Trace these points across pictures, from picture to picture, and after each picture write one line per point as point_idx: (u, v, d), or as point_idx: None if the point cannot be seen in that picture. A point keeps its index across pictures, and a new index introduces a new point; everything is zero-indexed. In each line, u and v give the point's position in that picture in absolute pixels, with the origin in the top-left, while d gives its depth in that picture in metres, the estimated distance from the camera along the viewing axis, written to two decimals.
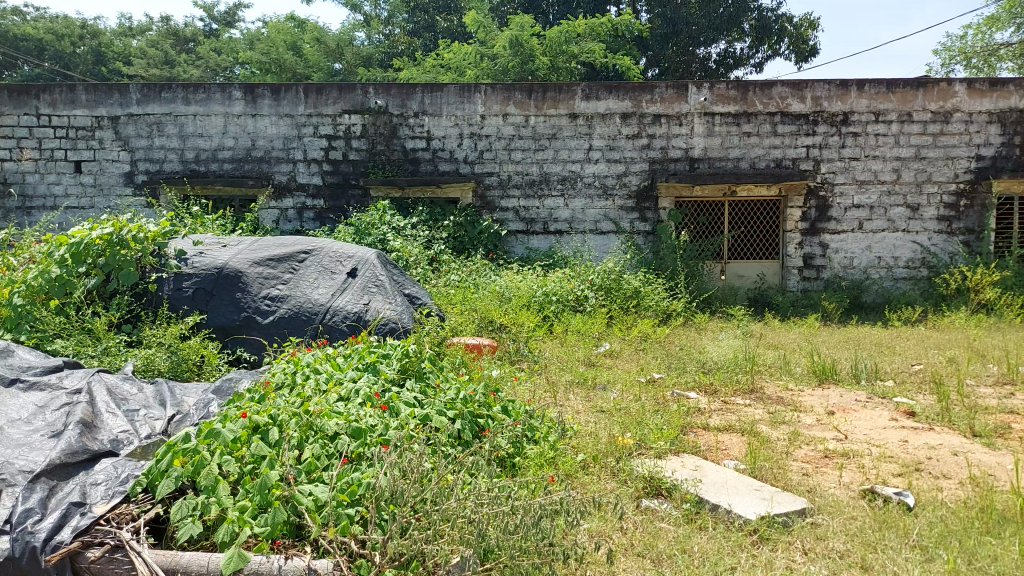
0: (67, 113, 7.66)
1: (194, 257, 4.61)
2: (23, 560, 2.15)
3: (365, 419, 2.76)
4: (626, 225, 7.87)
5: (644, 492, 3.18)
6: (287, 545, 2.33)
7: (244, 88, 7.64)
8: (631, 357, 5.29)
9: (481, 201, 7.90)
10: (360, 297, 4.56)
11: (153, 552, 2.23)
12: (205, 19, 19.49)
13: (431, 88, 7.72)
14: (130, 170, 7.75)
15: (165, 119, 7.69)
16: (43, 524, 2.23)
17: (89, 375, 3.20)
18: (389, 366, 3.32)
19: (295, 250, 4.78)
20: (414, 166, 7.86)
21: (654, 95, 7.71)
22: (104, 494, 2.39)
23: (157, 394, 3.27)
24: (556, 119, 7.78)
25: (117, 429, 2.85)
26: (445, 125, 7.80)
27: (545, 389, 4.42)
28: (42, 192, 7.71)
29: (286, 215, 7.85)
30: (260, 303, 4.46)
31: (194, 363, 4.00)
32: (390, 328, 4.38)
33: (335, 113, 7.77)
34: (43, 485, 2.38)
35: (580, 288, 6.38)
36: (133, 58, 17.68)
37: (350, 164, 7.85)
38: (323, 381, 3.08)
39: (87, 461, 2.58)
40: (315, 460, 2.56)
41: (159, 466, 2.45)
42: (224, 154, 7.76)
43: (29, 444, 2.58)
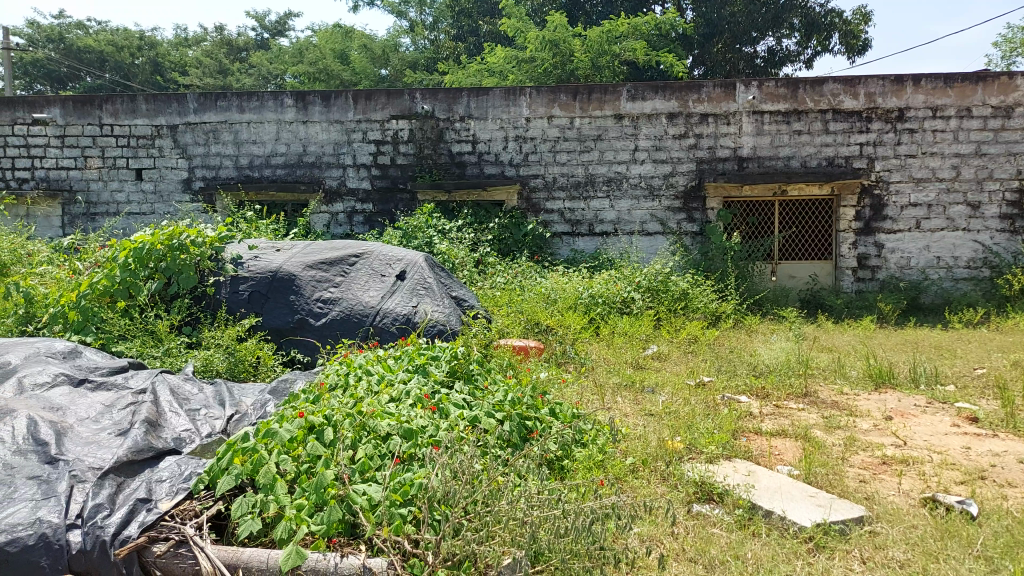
0: (128, 123, 7.95)
1: (249, 261, 4.73)
2: (94, 553, 2.22)
3: (416, 420, 2.80)
4: (673, 226, 7.78)
5: (695, 496, 3.14)
6: (342, 544, 2.37)
7: (295, 96, 7.81)
8: (680, 359, 5.22)
9: (526, 203, 7.91)
10: (408, 299, 4.63)
11: (215, 548, 2.30)
12: (256, 28, 20.07)
13: (477, 92, 7.76)
14: (187, 177, 8.00)
15: (221, 127, 7.92)
16: (112, 519, 2.31)
17: (153, 375, 3.32)
18: (438, 368, 3.36)
19: (346, 253, 4.87)
20: (460, 170, 7.93)
21: (701, 94, 7.60)
22: (168, 491, 2.48)
23: (216, 394, 3.37)
24: (602, 121, 7.75)
25: (179, 428, 2.95)
26: (491, 128, 7.84)
27: (593, 392, 4.40)
28: (105, 199, 8.01)
29: (336, 219, 8.00)
30: (313, 305, 4.55)
31: (251, 364, 4.10)
32: (438, 330, 4.45)
33: (384, 118, 7.88)
34: (111, 482, 2.47)
35: (627, 290, 6.31)
36: (189, 68, 18.30)
37: (398, 168, 7.95)
38: (375, 382, 3.14)
39: (152, 459, 2.66)
40: (369, 460, 2.59)
41: (219, 464, 2.53)
42: (277, 161, 7.95)
43: (98, 442, 2.68)
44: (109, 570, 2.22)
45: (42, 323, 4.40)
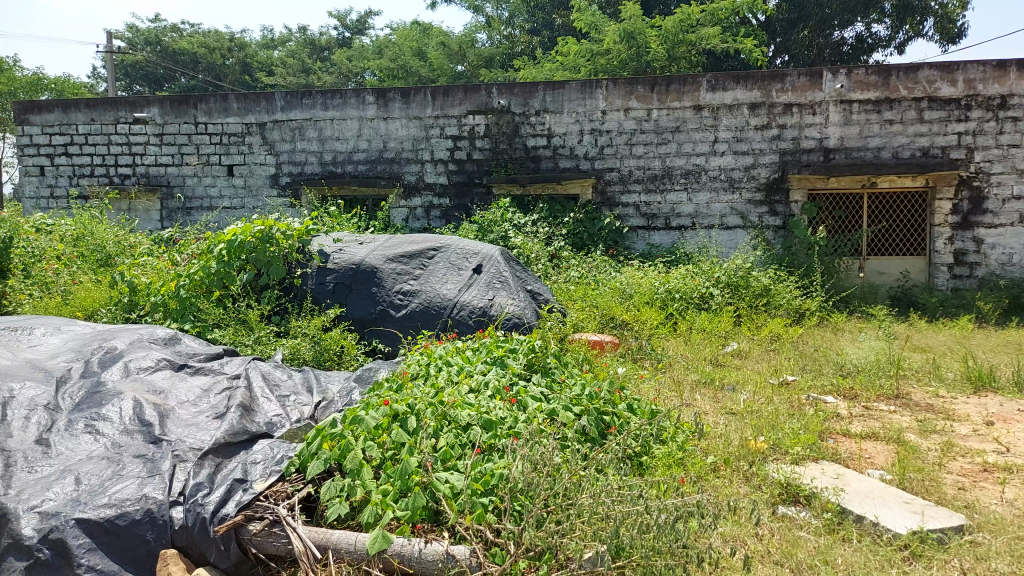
0: (220, 122, 8.31)
1: (334, 253, 4.86)
2: (195, 529, 2.34)
3: (495, 412, 2.82)
4: (754, 220, 7.56)
5: (780, 498, 3.04)
6: (426, 530, 2.41)
7: (376, 93, 7.98)
8: (762, 357, 5.07)
9: (602, 197, 7.84)
10: (485, 292, 4.67)
11: (307, 529, 2.39)
12: (338, 28, 20.69)
13: (553, 86, 7.74)
14: (275, 173, 8.31)
15: (306, 124, 8.19)
16: (211, 497, 2.42)
17: (246, 362, 3.46)
18: (515, 360, 3.37)
19: (425, 246, 4.95)
20: (535, 164, 7.93)
21: (785, 84, 7.34)
22: (262, 473, 2.58)
23: (304, 381, 3.48)
24: (680, 112, 7.59)
25: (271, 412, 3.07)
26: (567, 121, 7.81)
27: (672, 388, 4.30)
28: (200, 194, 8.42)
29: (414, 214, 8.16)
30: (393, 297, 4.65)
31: (335, 353, 4.24)
32: (515, 323, 4.48)
33: (461, 114, 7.96)
34: (211, 462, 2.60)
35: (705, 285, 6.17)
36: (276, 67, 19.03)
37: (474, 163, 8.02)
38: (454, 373, 3.18)
39: (247, 441, 2.78)
40: (450, 449, 2.62)
41: (309, 449, 2.62)
42: (358, 157, 8.16)
43: (197, 424, 2.82)
44: (209, 546, 2.33)
45: (145, 311, 4.66)
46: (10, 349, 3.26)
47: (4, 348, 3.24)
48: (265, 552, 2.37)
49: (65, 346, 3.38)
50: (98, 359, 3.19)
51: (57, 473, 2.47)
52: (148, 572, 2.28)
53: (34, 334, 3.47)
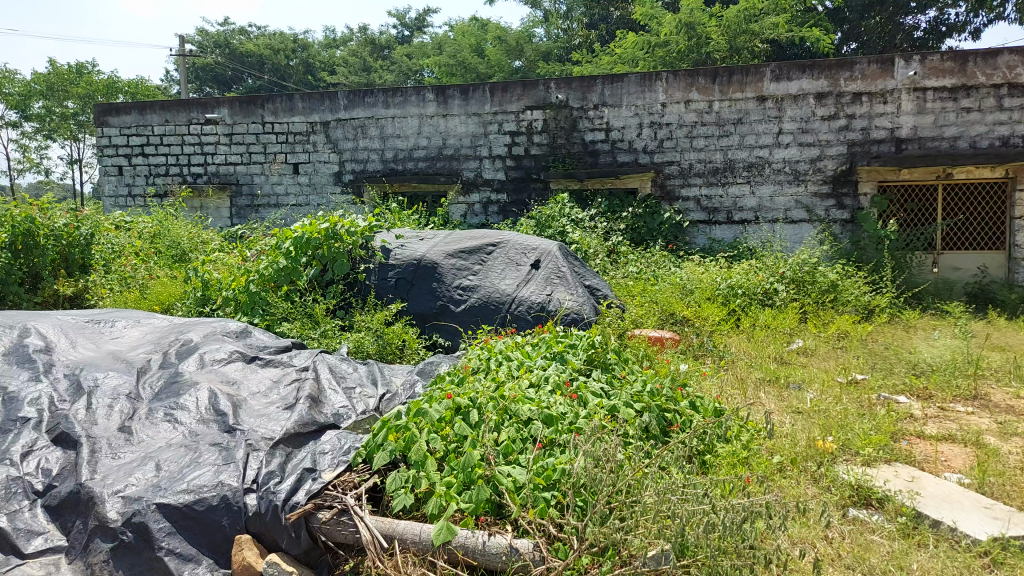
0: (286, 121, 8.54)
1: (396, 249, 4.94)
2: (267, 516, 2.41)
3: (556, 407, 2.82)
4: (821, 213, 7.33)
5: (851, 500, 2.94)
6: (489, 523, 2.42)
7: (436, 90, 8.06)
8: (828, 355, 4.92)
9: (662, 191, 7.73)
10: (543, 288, 4.67)
11: (374, 519, 2.44)
12: (398, 26, 21.00)
13: (612, 79, 7.66)
14: (338, 170, 8.50)
15: (368, 122, 8.34)
16: (282, 486, 2.49)
17: (314, 355, 3.55)
18: (575, 356, 3.35)
19: (484, 242, 4.97)
20: (593, 158, 7.88)
21: (854, 72, 7.08)
22: (330, 463, 2.64)
23: (369, 374, 3.55)
24: (743, 104, 7.41)
25: (338, 404, 3.15)
26: (625, 115, 7.72)
27: (735, 386, 4.21)
28: (267, 191, 8.68)
29: (473, 210, 8.22)
30: (453, 292, 4.70)
31: (397, 347, 4.32)
32: (573, 319, 4.46)
33: (519, 109, 7.97)
34: (282, 451, 2.68)
35: (770, 281, 6.01)
36: (338, 67, 19.48)
37: (532, 158, 8.02)
38: (515, 368, 3.19)
39: (315, 432, 2.86)
40: (512, 443, 2.63)
41: (375, 440, 2.68)
42: (418, 153, 8.27)
43: (268, 415, 2.91)
44: (280, 532, 2.40)
45: (218, 305, 4.84)
46: (94, 341, 3.42)
47: (89, 340, 3.41)
48: (334, 540, 2.43)
49: (144, 338, 3.53)
50: (175, 351, 3.33)
51: (139, 459, 2.59)
52: (223, 556, 2.38)
53: (116, 326, 3.63)
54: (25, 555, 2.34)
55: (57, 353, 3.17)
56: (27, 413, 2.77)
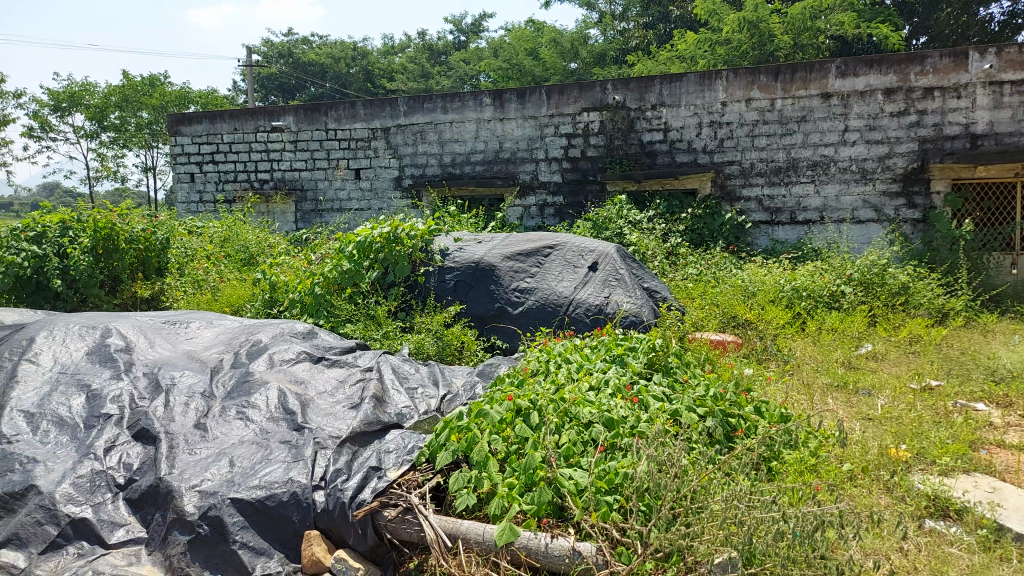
0: (348, 128, 8.74)
1: (454, 252, 4.99)
2: (335, 513, 2.47)
3: (616, 410, 2.79)
4: (890, 213, 7.07)
5: (927, 511, 2.82)
6: (552, 525, 2.42)
7: (493, 94, 8.12)
8: (900, 360, 4.73)
9: (722, 191, 7.60)
10: (601, 291, 4.66)
11: (437, 518, 2.47)
12: (455, 31, 21.24)
13: (670, 79, 7.57)
14: (398, 175, 8.65)
15: (427, 128, 8.45)
16: (349, 483, 2.55)
17: (377, 355, 3.62)
18: (635, 358, 3.31)
19: (541, 244, 4.98)
20: (651, 159, 7.80)
21: (924, 66, 6.81)
22: (395, 462, 2.69)
23: (430, 374, 3.60)
24: (806, 101, 7.22)
25: (401, 404, 3.21)
26: (684, 115, 7.61)
27: (801, 392, 4.09)
28: (330, 197, 8.91)
29: (529, 212, 8.25)
30: (511, 294, 4.72)
31: (456, 348, 4.37)
32: (632, 321, 4.42)
33: (575, 111, 7.95)
34: (348, 450, 2.74)
35: (836, 283, 5.82)
36: (397, 74, 19.88)
37: (589, 160, 7.98)
38: (574, 370, 3.18)
39: (380, 431, 2.92)
40: (573, 445, 2.63)
41: (438, 440, 2.72)
42: (476, 157, 8.34)
43: (335, 414, 2.99)
44: (348, 529, 2.46)
45: (285, 307, 5.00)
46: (171, 341, 3.57)
47: (166, 340, 3.56)
48: (399, 537, 2.47)
49: (217, 339, 3.67)
50: (246, 351, 3.44)
51: (213, 455, 2.69)
52: (293, 550, 2.45)
53: (190, 327, 3.78)
54: (109, 546, 2.46)
55: (137, 352, 3.32)
56: (109, 410, 2.91)
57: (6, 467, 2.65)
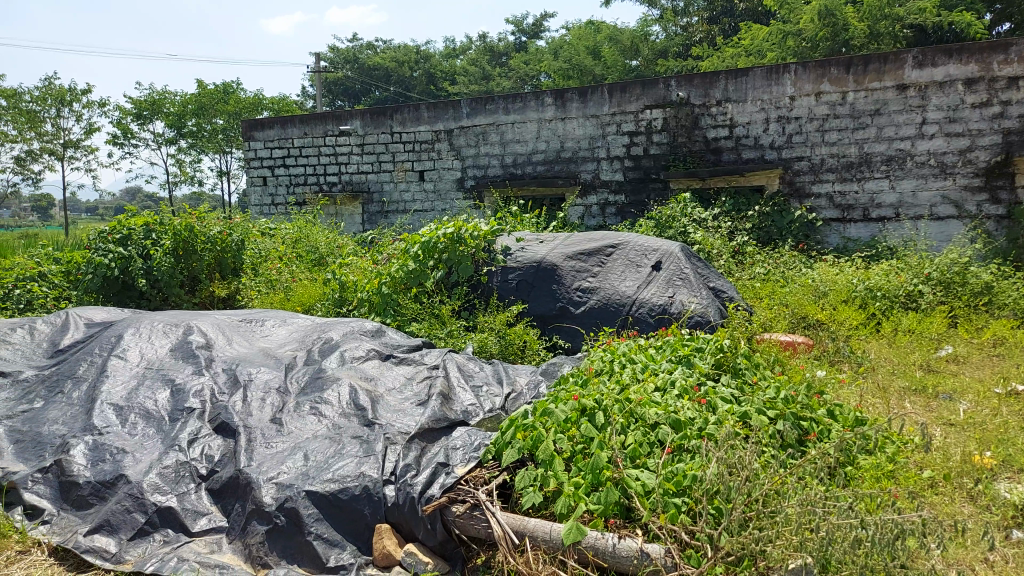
0: (413, 130, 8.89)
1: (516, 252, 5.02)
2: (405, 507, 2.52)
3: (683, 411, 2.75)
4: (971, 209, 6.73)
5: (1014, 521, 2.68)
6: (619, 525, 2.41)
7: (554, 94, 8.12)
8: (983, 363, 4.50)
9: (790, 187, 7.39)
10: (664, 290, 4.60)
11: (505, 515, 2.49)
12: (516, 32, 21.34)
13: (736, 74, 7.41)
14: (461, 176, 8.75)
15: (490, 129, 8.52)
16: (418, 479, 2.60)
17: (443, 353, 3.68)
18: (702, 359, 3.25)
19: (603, 243, 4.95)
20: (716, 156, 7.65)
21: (1009, 55, 6.47)
22: (462, 458, 2.73)
23: (495, 372, 3.63)
24: (880, 93, 6.95)
25: (467, 402, 3.26)
26: (750, 110, 7.44)
27: (876, 395, 3.94)
28: (395, 199, 9.09)
29: (590, 212, 8.22)
30: (573, 294, 4.72)
31: (519, 347, 4.39)
32: (698, 322, 4.35)
33: (638, 109, 7.87)
34: (417, 446, 2.80)
35: (913, 282, 5.59)
36: (458, 76, 20.11)
37: (651, 158, 7.89)
38: (639, 371, 3.15)
39: (447, 428, 2.97)
40: (639, 446, 2.60)
41: (503, 438, 2.74)
42: (537, 157, 8.36)
43: (404, 410, 3.05)
44: (417, 524, 2.51)
45: (354, 306, 5.13)
46: (248, 339, 3.71)
47: (243, 337, 3.70)
48: (467, 533, 2.51)
49: (291, 336, 3.80)
50: (318, 349, 3.55)
51: (289, 448, 2.79)
52: (365, 543, 2.51)
53: (266, 325, 3.92)
54: (193, 534, 2.57)
55: (216, 349, 3.47)
56: (192, 404, 3.05)
57: (98, 457, 2.82)
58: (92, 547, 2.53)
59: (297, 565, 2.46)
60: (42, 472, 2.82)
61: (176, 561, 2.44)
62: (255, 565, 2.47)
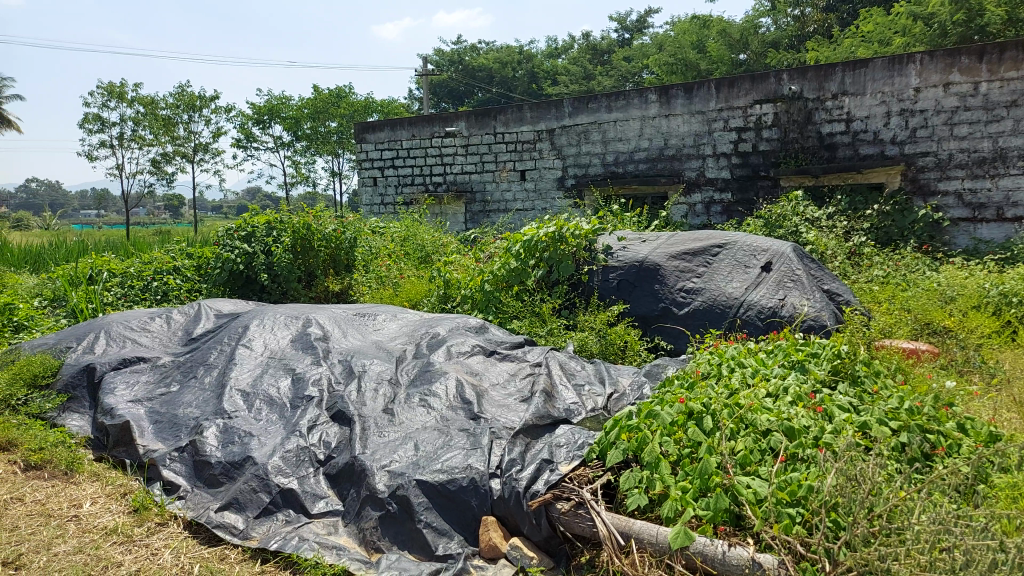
0: (515, 130, 8.98)
1: (618, 251, 4.97)
2: (511, 501, 2.57)
3: (797, 419, 2.63)
4: None
5: None
6: (729, 533, 2.34)
7: (659, 90, 7.98)
8: None
9: (913, 185, 6.94)
10: (774, 292, 4.44)
11: (610, 515, 2.48)
12: (619, 30, 21.14)
13: (854, 65, 7.03)
14: (562, 175, 8.77)
15: (592, 128, 8.48)
16: (524, 473, 2.64)
17: (545, 351, 3.69)
18: (818, 365, 3.10)
19: (709, 243, 4.83)
20: (830, 152, 7.30)
21: None
22: (566, 456, 2.75)
23: (597, 372, 3.62)
24: (1018, 83, 6.43)
25: (569, 400, 3.28)
26: (869, 103, 7.04)
27: (1011, 409, 3.64)
28: (497, 198, 9.23)
29: (694, 210, 8.04)
30: (677, 295, 4.63)
31: (620, 348, 4.35)
32: (811, 326, 4.17)
33: (747, 104, 7.61)
34: (522, 441, 2.84)
35: None
36: (560, 76, 20.16)
37: (760, 155, 7.61)
38: (749, 375, 3.05)
39: (550, 425, 3.00)
40: (750, 453, 2.52)
41: (607, 438, 2.73)
42: (640, 155, 8.25)
43: (508, 406, 3.10)
44: (523, 518, 2.54)
45: (457, 303, 5.25)
46: (360, 331, 3.88)
47: (356, 330, 3.87)
48: (572, 531, 2.52)
49: (400, 330, 3.94)
50: (426, 343, 3.66)
51: (400, 438, 2.89)
52: (472, 533, 2.57)
53: (377, 319, 4.08)
54: (311, 515, 2.72)
55: (332, 341, 3.65)
56: (311, 393, 3.23)
57: (228, 439, 3.03)
58: (222, 523, 2.72)
59: (407, 551, 2.54)
60: (178, 451, 3.06)
61: (297, 540, 2.59)
62: (369, 549, 2.58)
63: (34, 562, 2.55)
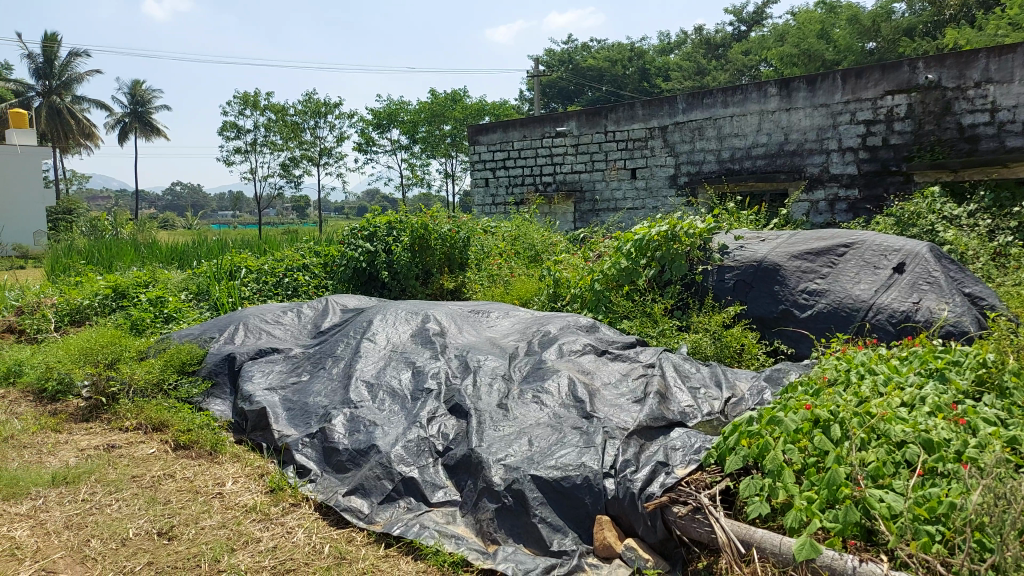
0: (626, 128, 8.89)
1: (735, 250, 4.83)
2: (625, 501, 2.55)
3: (937, 430, 2.44)
4: None
5: None
6: (859, 548, 2.22)
7: (779, 83, 7.67)
8: None
9: None
10: (908, 294, 4.15)
11: (729, 521, 2.43)
12: (735, 22, 20.44)
13: (1000, 50, 6.44)
14: (674, 173, 8.60)
15: (706, 124, 8.25)
16: (638, 475, 2.62)
17: (658, 352, 3.63)
18: (960, 374, 2.87)
19: (834, 242, 4.59)
20: (971, 145, 6.75)
21: None
22: (682, 460, 2.71)
23: (712, 375, 3.51)
24: None
25: (684, 403, 3.21)
26: (1018, 91, 6.41)
27: None
28: (607, 197, 9.18)
29: (817, 208, 7.66)
30: (798, 296, 4.44)
31: (736, 350, 4.23)
32: (951, 331, 3.86)
33: (876, 96, 7.17)
34: (636, 442, 2.82)
35: None
36: (672, 72, 19.72)
37: (891, 149, 7.15)
38: (881, 383, 2.88)
39: (664, 427, 2.96)
40: (883, 465, 2.37)
41: (726, 443, 2.66)
42: (757, 151, 7.94)
43: (621, 406, 3.09)
44: (637, 519, 2.52)
45: (568, 302, 5.29)
46: (476, 328, 3.98)
47: (472, 327, 3.97)
48: (689, 535, 2.48)
49: (512, 328, 4.01)
50: (538, 341, 3.71)
51: (514, 433, 2.94)
52: (585, 531, 2.58)
53: (491, 316, 4.17)
54: (431, 504, 2.82)
55: (449, 337, 3.76)
56: (430, 386, 3.35)
57: (354, 428, 3.20)
58: (349, 506, 2.88)
59: (523, 545, 2.59)
60: (310, 437, 3.26)
61: (419, 527, 2.70)
62: (485, 539, 2.64)
63: (184, 534, 2.80)
